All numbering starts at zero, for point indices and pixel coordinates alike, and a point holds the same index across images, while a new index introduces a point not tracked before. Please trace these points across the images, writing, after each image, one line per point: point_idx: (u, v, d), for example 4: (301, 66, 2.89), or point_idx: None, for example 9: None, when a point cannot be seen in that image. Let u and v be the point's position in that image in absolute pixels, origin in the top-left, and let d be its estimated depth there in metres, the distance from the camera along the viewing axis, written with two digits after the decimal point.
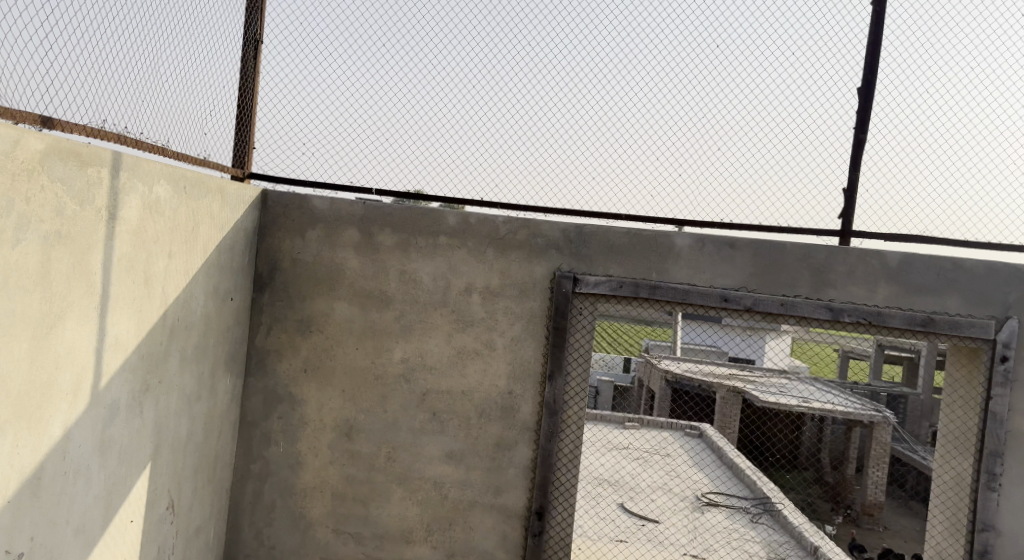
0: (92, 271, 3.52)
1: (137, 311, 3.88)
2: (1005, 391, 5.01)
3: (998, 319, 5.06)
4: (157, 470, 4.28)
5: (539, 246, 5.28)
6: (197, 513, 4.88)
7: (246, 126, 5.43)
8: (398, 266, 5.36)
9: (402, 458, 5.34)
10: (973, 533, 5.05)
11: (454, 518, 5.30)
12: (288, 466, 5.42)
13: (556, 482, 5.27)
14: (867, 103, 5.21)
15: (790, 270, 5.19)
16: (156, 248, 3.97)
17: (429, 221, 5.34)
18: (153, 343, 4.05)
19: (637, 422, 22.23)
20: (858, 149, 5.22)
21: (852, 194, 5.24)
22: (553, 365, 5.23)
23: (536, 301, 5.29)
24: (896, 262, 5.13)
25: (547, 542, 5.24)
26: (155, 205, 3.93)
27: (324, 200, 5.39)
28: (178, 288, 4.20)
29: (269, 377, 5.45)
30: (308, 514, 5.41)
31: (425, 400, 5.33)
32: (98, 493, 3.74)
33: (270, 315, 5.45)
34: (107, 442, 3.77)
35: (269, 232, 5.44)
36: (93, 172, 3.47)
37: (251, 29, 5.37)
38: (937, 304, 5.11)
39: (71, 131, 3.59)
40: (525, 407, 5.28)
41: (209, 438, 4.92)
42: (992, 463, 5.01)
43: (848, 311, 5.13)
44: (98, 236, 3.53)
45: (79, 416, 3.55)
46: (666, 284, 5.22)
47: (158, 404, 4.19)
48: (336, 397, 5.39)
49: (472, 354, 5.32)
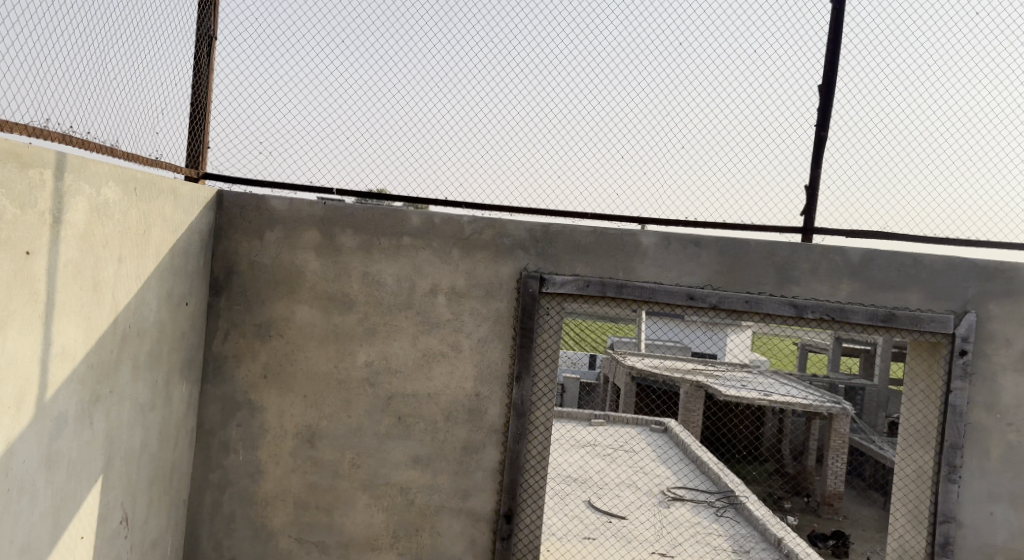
0: (35, 278, 3.37)
1: (86, 318, 3.71)
2: (964, 384, 4.97)
3: (956, 314, 5.04)
4: (109, 484, 4.11)
5: (504, 245, 5.17)
6: (153, 525, 4.71)
7: (200, 125, 5.25)
8: (360, 267, 5.22)
9: (367, 464, 5.20)
10: (935, 525, 5.01)
11: (420, 524, 5.18)
12: (248, 474, 5.26)
13: (524, 484, 5.16)
14: (827, 100, 5.15)
15: (754, 267, 5.12)
16: (104, 252, 3.80)
17: (392, 221, 5.20)
18: (103, 351, 3.88)
19: (603, 418, 22.27)
20: (820, 146, 5.17)
21: (814, 191, 5.19)
22: (520, 366, 5.12)
23: (502, 302, 5.18)
24: (858, 258, 5.08)
25: (516, 545, 5.14)
26: (103, 208, 3.77)
27: (282, 201, 5.24)
28: (129, 294, 4.03)
29: (227, 384, 5.29)
30: (270, 523, 5.25)
31: (390, 404, 5.20)
32: (45, 509, 3.59)
33: (227, 320, 5.28)
34: (55, 456, 3.61)
35: (225, 234, 5.27)
36: (35, 175, 3.31)
37: (204, 25, 5.20)
38: (900, 299, 5.07)
39: (12, 131, 3.43)
40: (492, 410, 5.17)
41: (165, 447, 4.75)
42: (952, 456, 4.97)
43: (812, 306, 5.07)
44: (42, 241, 3.39)
45: (24, 430, 3.39)
46: (632, 283, 5.13)
47: (110, 415, 4.01)
48: (298, 403, 5.24)
49: (438, 356, 5.19)
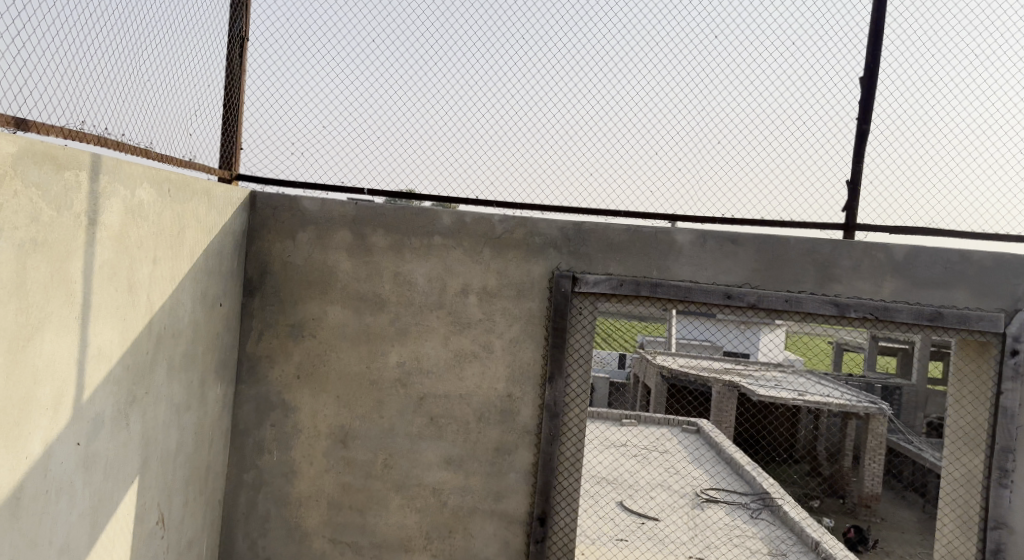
0: (72, 280, 3.40)
1: (121, 319, 3.74)
2: (1016, 385, 4.86)
3: (1006, 312, 4.92)
4: (145, 485, 4.12)
5: (536, 245, 5.14)
6: (188, 525, 4.72)
7: (234, 126, 5.26)
8: (392, 268, 5.21)
9: (400, 465, 5.19)
10: (985, 531, 4.92)
11: (453, 525, 5.16)
12: (282, 475, 5.27)
13: (558, 486, 5.13)
14: (869, 92, 5.06)
15: (794, 266, 5.04)
16: (139, 254, 3.82)
17: (425, 221, 5.19)
18: (138, 352, 3.90)
19: (635, 418, 22.18)
20: (862, 140, 5.09)
21: (856, 186, 5.10)
22: (552, 366, 5.09)
23: (534, 302, 5.14)
24: (902, 255, 4.99)
25: (550, 547, 5.10)
26: (138, 210, 3.78)
27: (314, 201, 5.25)
28: (164, 294, 4.04)
29: (260, 385, 5.30)
30: (304, 524, 5.26)
31: (422, 405, 5.19)
32: (83, 510, 3.62)
33: (260, 320, 5.30)
34: (92, 457, 3.63)
35: (258, 235, 5.29)
36: (71, 176, 3.35)
37: (236, 26, 5.20)
38: (944, 297, 4.97)
39: (47, 133, 3.47)
40: (525, 411, 5.14)
41: (200, 448, 4.76)
42: (1004, 460, 4.87)
43: (854, 306, 4.98)
44: (78, 243, 3.41)
45: (61, 432, 3.42)
46: (667, 282, 5.07)
47: (145, 416, 4.03)
48: (331, 403, 5.24)
49: (470, 357, 5.17)
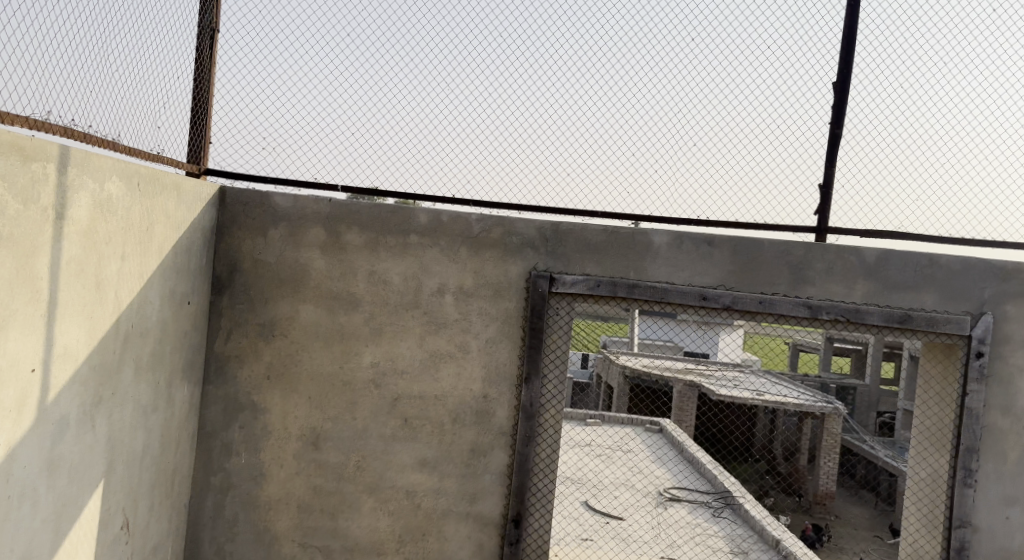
0: (38, 276, 3.27)
1: (88, 317, 3.59)
2: (981, 386, 4.87)
3: (973, 315, 4.94)
4: (110, 488, 3.98)
5: (513, 244, 5.06)
6: (154, 529, 4.58)
7: (203, 120, 5.11)
8: (366, 266, 5.10)
9: (372, 467, 5.09)
10: (950, 530, 4.91)
11: (426, 528, 5.06)
12: (251, 478, 5.14)
13: (533, 488, 5.05)
14: (842, 96, 5.05)
15: (768, 267, 5.02)
16: (108, 249, 3.68)
17: (399, 220, 5.09)
18: (105, 352, 3.76)
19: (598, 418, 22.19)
20: (835, 143, 5.07)
21: (828, 189, 5.09)
22: (529, 367, 5.01)
23: (511, 302, 5.07)
24: (874, 258, 4.98)
25: (524, 549, 5.03)
26: (106, 204, 3.65)
27: (287, 198, 5.12)
28: (132, 292, 3.89)
29: (229, 385, 5.16)
30: (273, 527, 5.13)
31: (396, 406, 5.09)
32: (46, 514, 3.48)
33: (229, 319, 5.16)
34: (57, 460, 3.50)
35: (228, 231, 5.15)
36: (38, 168, 3.21)
37: (205, 18, 5.05)
38: (915, 300, 4.97)
39: (13, 123, 3.33)
40: (500, 412, 5.06)
41: (167, 449, 4.62)
42: (968, 460, 4.87)
43: (827, 308, 4.97)
44: (45, 237, 3.28)
45: (25, 434, 3.29)
46: (643, 283, 5.02)
47: (111, 418, 3.88)
48: (302, 404, 5.12)
49: (445, 357, 5.08)
